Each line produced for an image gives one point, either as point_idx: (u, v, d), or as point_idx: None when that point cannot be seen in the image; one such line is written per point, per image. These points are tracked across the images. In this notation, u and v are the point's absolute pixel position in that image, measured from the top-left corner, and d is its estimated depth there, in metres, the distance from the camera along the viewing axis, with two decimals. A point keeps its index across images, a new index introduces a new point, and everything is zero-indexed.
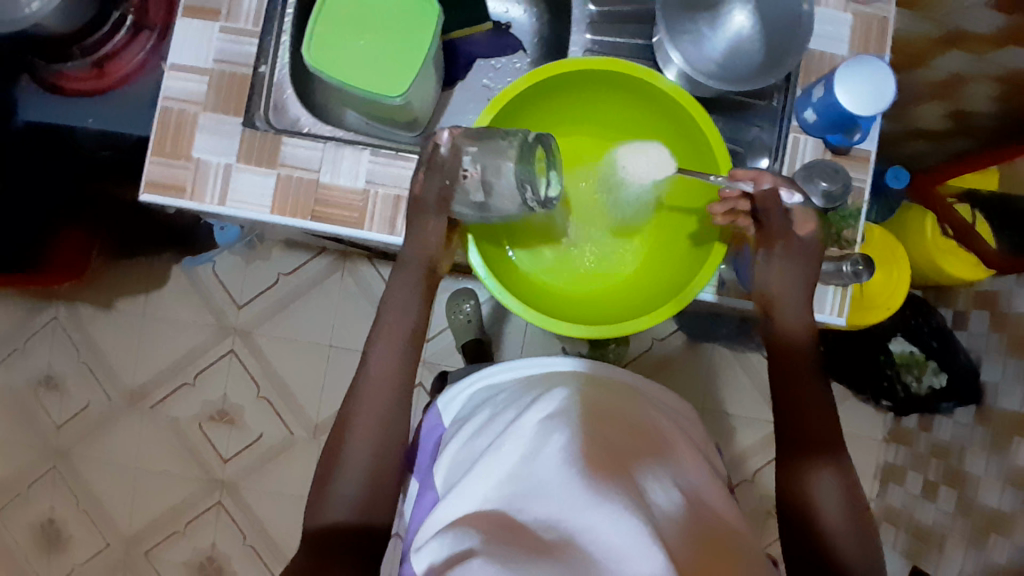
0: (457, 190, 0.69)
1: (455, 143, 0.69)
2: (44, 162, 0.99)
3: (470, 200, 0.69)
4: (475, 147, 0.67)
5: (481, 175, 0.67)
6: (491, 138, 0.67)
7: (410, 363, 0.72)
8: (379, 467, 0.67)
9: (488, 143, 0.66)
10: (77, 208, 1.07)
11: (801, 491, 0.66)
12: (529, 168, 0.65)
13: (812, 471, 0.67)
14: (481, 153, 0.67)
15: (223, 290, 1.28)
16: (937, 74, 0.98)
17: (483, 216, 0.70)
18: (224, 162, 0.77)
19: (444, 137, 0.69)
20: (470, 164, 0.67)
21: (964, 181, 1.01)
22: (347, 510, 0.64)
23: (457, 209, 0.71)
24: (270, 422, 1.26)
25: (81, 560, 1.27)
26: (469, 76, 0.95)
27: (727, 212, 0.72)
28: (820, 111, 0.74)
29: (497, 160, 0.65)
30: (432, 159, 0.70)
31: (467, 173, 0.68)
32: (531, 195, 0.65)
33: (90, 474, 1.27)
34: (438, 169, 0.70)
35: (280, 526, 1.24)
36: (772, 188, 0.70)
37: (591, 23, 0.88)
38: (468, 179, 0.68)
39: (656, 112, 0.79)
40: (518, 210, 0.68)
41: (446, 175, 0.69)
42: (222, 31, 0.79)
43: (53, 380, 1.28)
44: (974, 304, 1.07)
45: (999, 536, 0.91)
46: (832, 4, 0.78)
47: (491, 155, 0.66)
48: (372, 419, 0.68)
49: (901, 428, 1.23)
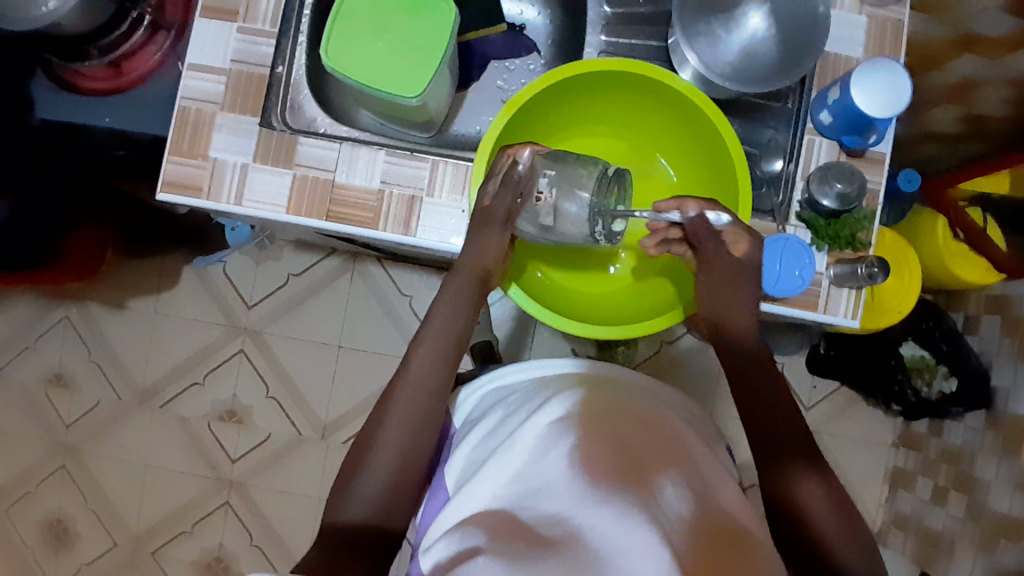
0: (526, 209, 0.72)
1: (533, 162, 0.71)
2: (53, 164, 0.98)
3: (537, 221, 0.73)
4: (553, 172, 0.71)
5: (555, 200, 0.71)
6: (570, 170, 0.71)
7: (434, 367, 0.69)
8: (405, 470, 0.64)
9: (566, 170, 0.71)
10: (99, 203, 1.07)
11: (797, 500, 0.62)
12: (604, 200, 0.70)
13: (803, 482, 0.63)
14: (559, 178, 0.70)
15: (234, 290, 1.28)
16: (950, 77, 0.99)
17: (545, 236, 0.74)
18: (240, 161, 0.77)
19: (525, 155, 0.71)
20: (545, 187, 0.71)
21: (976, 185, 1.00)
22: (367, 510, 0.61)
23: (519, 225, 0.74)
24: (280, 421, 1.26)
25: (89, 559, 1.27)
26: (483, 77, 0.96)
27: (657, 244, 0.76)
28: (836, 113, 0.74)
29: (575, 185, 0.70)
30: (509, 174, 0.71)
31: (541, 196, 0.71)
32: (601, 229, 0.70)
33: (99, 472, 1.27)
34: (511, 185, 0.71)
35: (288, 526, 1.24)
36: (698, 214, 0.71)
37: (607, 24, 0.88)
38: (541, 202, 0.71)
39: (672, 114, 0.79)
40: (582, 238, 0.73)
41: (518, 192, 0.71)
42: (239, 32, 0.79)
43: (63, 378, 1.29)
44: (986, 309, 1.06)
45: (1009, 542, 0.91)
46: (846, 7, 0.78)
47: (568, 181, 0.70)
48: (407, 422, 0.66)
49: (910, 432, 1.22)
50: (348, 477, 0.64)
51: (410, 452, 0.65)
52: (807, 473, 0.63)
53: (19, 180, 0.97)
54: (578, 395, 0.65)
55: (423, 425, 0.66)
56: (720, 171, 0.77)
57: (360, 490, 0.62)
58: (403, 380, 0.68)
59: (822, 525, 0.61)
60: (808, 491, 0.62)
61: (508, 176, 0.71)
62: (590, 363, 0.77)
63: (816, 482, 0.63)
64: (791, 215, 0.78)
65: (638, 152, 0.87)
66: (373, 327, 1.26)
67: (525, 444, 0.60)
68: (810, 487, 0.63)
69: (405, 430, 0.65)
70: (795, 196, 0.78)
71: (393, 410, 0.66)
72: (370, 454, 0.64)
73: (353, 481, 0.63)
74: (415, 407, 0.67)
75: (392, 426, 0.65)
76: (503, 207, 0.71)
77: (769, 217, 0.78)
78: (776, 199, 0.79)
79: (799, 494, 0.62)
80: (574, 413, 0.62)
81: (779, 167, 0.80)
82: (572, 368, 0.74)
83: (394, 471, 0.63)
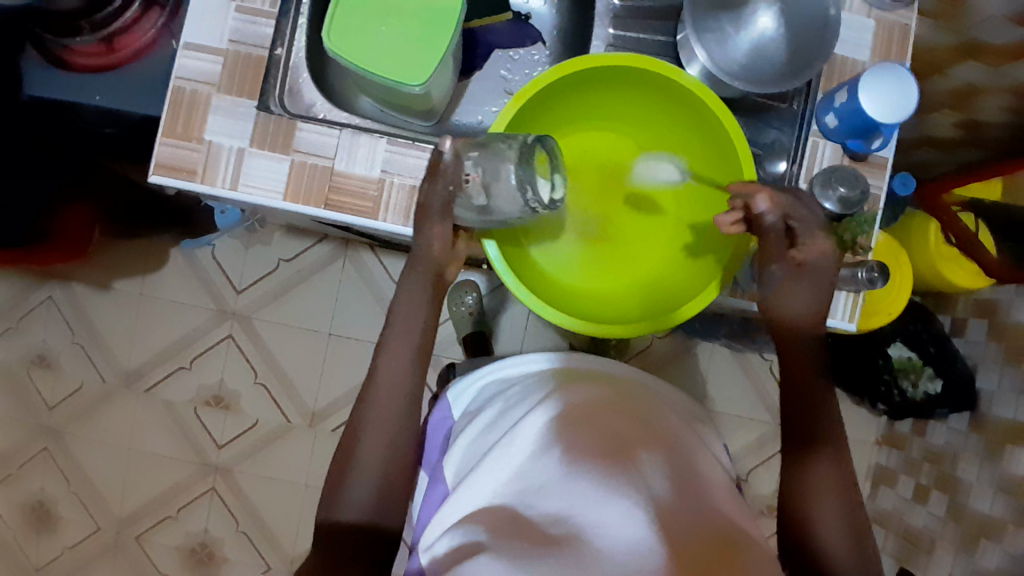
0: (459, 196, 0.68)
1: (456, 150, 0.68)
2: (43, 160, 0.97)
3: (473, 205, 0.68)
4: (477, 152, 0.66)
5: (482, 179, 0.65)
6: (495, 144, 0.65)
7: None
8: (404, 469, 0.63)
9: (489, 147, 0.65)
10: (82, 180, 1.03)
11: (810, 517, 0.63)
12: (528, 169, 0.62)
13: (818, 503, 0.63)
14: (482, 158, 0.65)
15: (223, 274, 1.26)
16: (951, 82, 0.98)
17: (484, 220, 0.68)
18: (237, 146, 0.76)
19: (447, 144, 0.69)
20: (472, 168, 0.66)
21: (970, 191, 1.01)
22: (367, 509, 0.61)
23: (458, 213, 0.70)
24: (267, 407, 1.25)
25: (71, 542, 1.25)
26: (486, 66, 0.94)
27: (737, 222, 0.70)
28: (842, 117, 0.73)
29: (496, 162, 0.64)
30: (436, 166, 0.70)
31: (468, 177, 0.67)
32: (532, 196, 0.62)
33: (84, 455, 1.26)
34: (439, 176, 0.69)
35: (274, 513, 1.23)
36: (771, 206, 0.67)
37: (615, 17, 0.87)
38: (470, 184, 0.67)
39: (675, 108, 0.79)
40: (520, 212, 0.66)
41: (448, 182, 0.69)
42: (238, 11, 0.77)
43: (46, 358, 1.27)
44: (973, 312, 1.08)
45: (990, 543, 0.93)
46: (856, 9, 0.78)
47: (490, 158, 0.64)
48: None
49: (894, 432, 1.24)
50: (346, 473, 0.63)
51: None
52: (823, 475, 0.65)
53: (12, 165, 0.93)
54: (576, 391, 0.65)
55: None
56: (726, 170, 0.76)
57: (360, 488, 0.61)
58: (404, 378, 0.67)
59: (830, 539, 0.62)
60: (820, 491, 0.64)
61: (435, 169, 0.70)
62: (575, 357, 0.74)
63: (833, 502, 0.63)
64: None
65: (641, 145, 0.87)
66: (365, 316, 1.25)
67: (523, 442, 0.60)
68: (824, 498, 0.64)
69: None
70: None
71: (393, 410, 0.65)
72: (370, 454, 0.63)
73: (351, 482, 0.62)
74: None
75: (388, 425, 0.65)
76: (437, 199, 0.70)
77: None
78: None
79: (813, 496, 0.64)
80: (572, 412, 0.62)
81: (783, 169, 0.80)
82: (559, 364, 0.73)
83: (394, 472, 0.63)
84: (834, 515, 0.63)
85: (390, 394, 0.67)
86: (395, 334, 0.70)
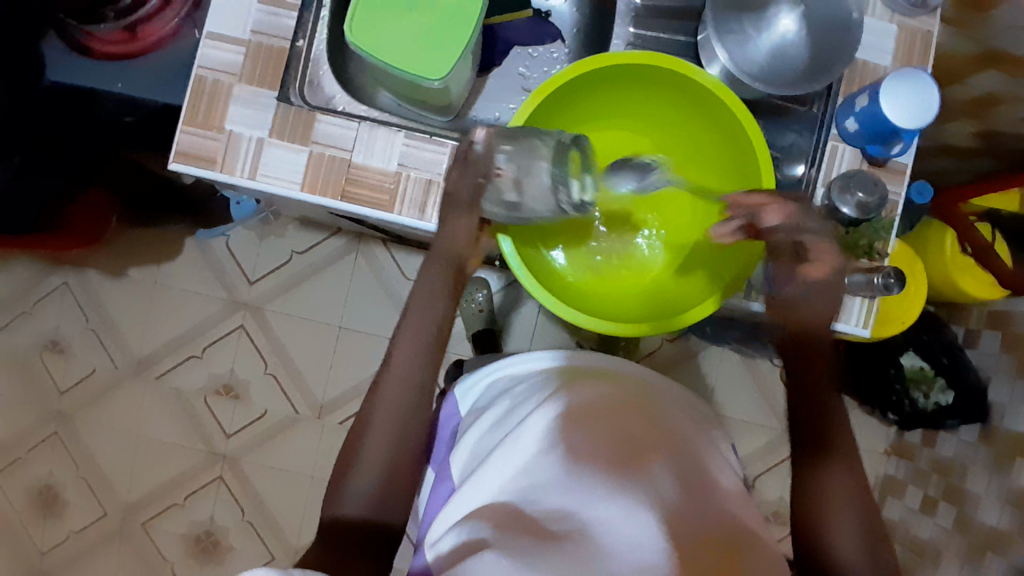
0: (490, 188, 0.70)
1: (489, 141, 0.70)
2: (45, 160, 0.97)
3: (501, 201, 0.70)
4: (509, 147, 0.68)
5: (516, 175, 0.68)
6: (527, 140, 0.68)
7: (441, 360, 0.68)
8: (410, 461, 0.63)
9: (523, 143, 0.68)
10: (88, 174, 1.03)
11: (824, 528, 0.62)
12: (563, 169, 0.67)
13: (835, 514, 0.63)
14: (517, 153, 0.68)
15: (235, 264, 1.27)
16: (971, 91, 0.98)
17: (511, 216, 0.70)
18: (256, 135, 0.76)
19: (480, 135, 0.71)
20: (504, 162, 0.68)
21: (986, 202, 1.01)
22: None
23: (486, 207, 0.71)
24: (276, 399, 1.25)
25: (77, 527, 1.26)
26: (505, 62, 0.95)
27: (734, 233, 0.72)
28: (862, 121, 0.73)
29: (532, 160, 0.67)
30: (466, 156, 0.71)
31: (501, 172, 0.69)
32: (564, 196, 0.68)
33: (93, 441, 1.26)
34: (472, 167, 0.71)
35: (279, 503, 1.24)
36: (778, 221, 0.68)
37: (635, 17, 0.87)
38: (501, 178, 0.69)
39: (693, 108, 0.79)
40: (549, 211, 0.70)
41: (479, 172, 0.71)
42: (261, 3, 0.77)
43: (58, 344, 1.28)
44: (985, 324, 1.08)
45: (996, 555, 0.92)
46: (878, 14, 0.77)
47: (526, 155, 0.67)
48: None
49: (904, 442, 1.24)
50: (349, 464, 0.63)
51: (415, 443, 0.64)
52: (840, 484, 0.64)
53: (17, 154, 0.93)
54: (581, 390, 0.65)
55: None
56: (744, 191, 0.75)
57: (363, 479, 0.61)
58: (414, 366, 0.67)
59: (843, 552, 0.61)
60: (836, 501, 0.63)
61: (464, 159, 0.71)
62: (583, 356, 0.75)
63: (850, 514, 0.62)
64: None
65: (659, 145, 0.87)
66: (376, 311, 1.25)
67: (528, 438, 0.60)
68: (841, 509, 0.63)
69: None
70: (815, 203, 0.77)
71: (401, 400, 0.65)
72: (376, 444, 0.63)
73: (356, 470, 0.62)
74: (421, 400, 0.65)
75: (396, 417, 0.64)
76: (464, 190, 0.72)
77: None
78: None
79: (830, 506, 0.63)
80: (577, 410, 0.62)
81: (801, 172, 0.80)
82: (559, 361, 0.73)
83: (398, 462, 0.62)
84: (849, 526, 0.62)
85: (398, 382, 0.67)
86: (405, 327, 0.70)
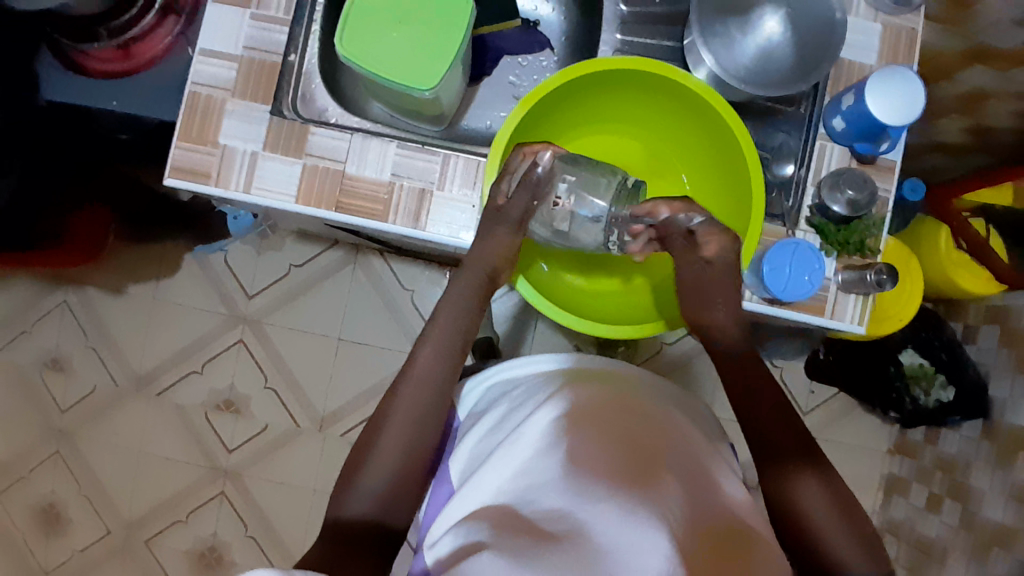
0: (543, 212, 0.76)
1: (552, 164, 0.72)
2: (44, 160, 0.98)
3: (551, 225, 0.78)
4: (571, 177, 0.76)
5: (574, 206, 0.76)
6: (588, 176, 0.78)
7: (438, 366, 0.68)
8: (409, 467, 0.63)
9: (587, 179, 0.77)
10: (85, 179, 1.06)
11: (821, 544, 0.58)
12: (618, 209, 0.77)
13: (831, 530, 0.58)
14: (579, 185, 0.76)
15: (233, 278, 1.27)
16: (959, 87, 0.98)
17: (553, 238, 0.79)
18: (250, 149, 0.77)
19: (546, 158, 0.72)
20: (564, 192, 0.76)
21: (979, 196, 1.00)
22: (369, 505, 0.60)
23: (532, 227, 0.78)
24: (277, 412, 1.26)
25: (80, 545, 1.26)
26: (496, 72, 0.96)
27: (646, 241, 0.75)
28: (849, 120, 0.74)
29: (595, 196, 0.77)
30: (527, 176, 0.72)
31: (559, 200, 0.76)
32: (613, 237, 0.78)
33: (95, 458, 1.26)
34: (530, 185, 0.72)
35: (281, 517, 1.23)
36: (668, 215, 0.72)
37: (622, 24, 0.88)
38: (558, 207, 0.76)
39: (683, 111, 0.79)
40: (589, 242, 0.80)
41: (535, 195, 0.72)
42: (252, 19, 0.79)
43: (59, 362, 1.28)
44: (984, 319, 1.08)
45: (1002, 551, 0.91)
46: (862, 14, 0.78)
47: (589, 189, 0.76)
48: (410, 422, 0.64)
49: (906, 440, 1.23)
50: (348, 472, 0.63)
51: (413, 449, 0.63)
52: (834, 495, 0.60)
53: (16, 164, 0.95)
54: (580, 391, 0.65)
55: (426, 423, 0.65)
56: (739, 195, 0.76)
57: (361, 487, 0.61)
58: (411, 374, 0.67)
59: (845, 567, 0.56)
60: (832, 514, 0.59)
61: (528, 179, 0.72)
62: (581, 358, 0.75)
63: (846, 529, 0.58)
64: (801, 220, 0.78)
65: (651, 151, 0.87)
66: (374, 321, 1.26)
67: (528, 440, 0.60)
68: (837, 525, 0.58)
69: (406, 429, 0.64)
70: (805, 202, 0.78)
71: (400, 408, 0.65)
72: (374, 451, 0.63)
73: (355, 478, 0.62)
74: (420, 406, 0.65)
75: (396, 423, 0.64)
76: None
77: (779, 221, 0.78)
78: (785, 204, 0.79)
79: (826, 522, 0.58)
80: (576, 411, 0.62)
81: (790, 172, 0.80)
82: (557, 364, 0.73)
83: (397, 468, 0.62)
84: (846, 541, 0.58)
85: (395, 389, 0.66)
86: None
